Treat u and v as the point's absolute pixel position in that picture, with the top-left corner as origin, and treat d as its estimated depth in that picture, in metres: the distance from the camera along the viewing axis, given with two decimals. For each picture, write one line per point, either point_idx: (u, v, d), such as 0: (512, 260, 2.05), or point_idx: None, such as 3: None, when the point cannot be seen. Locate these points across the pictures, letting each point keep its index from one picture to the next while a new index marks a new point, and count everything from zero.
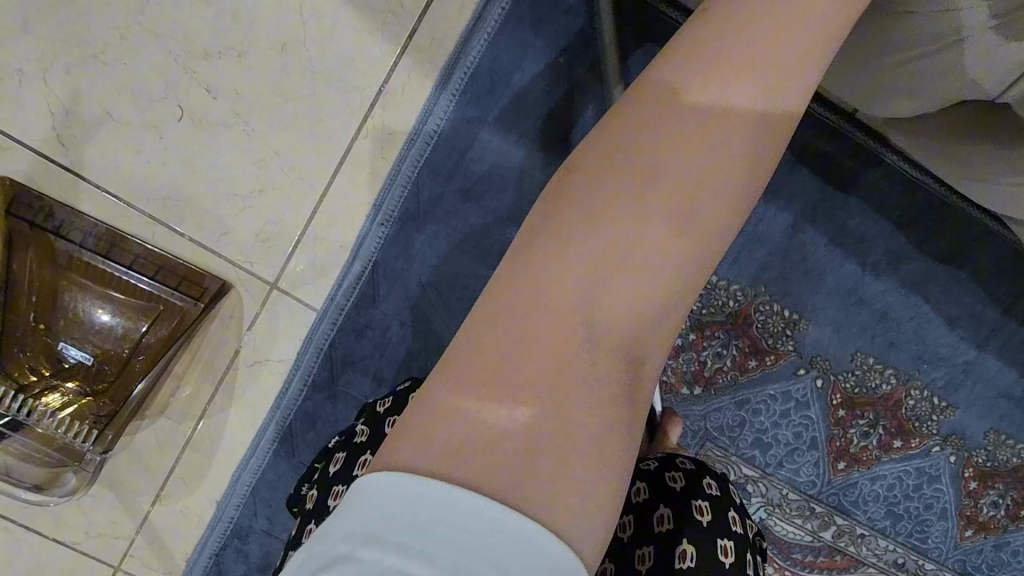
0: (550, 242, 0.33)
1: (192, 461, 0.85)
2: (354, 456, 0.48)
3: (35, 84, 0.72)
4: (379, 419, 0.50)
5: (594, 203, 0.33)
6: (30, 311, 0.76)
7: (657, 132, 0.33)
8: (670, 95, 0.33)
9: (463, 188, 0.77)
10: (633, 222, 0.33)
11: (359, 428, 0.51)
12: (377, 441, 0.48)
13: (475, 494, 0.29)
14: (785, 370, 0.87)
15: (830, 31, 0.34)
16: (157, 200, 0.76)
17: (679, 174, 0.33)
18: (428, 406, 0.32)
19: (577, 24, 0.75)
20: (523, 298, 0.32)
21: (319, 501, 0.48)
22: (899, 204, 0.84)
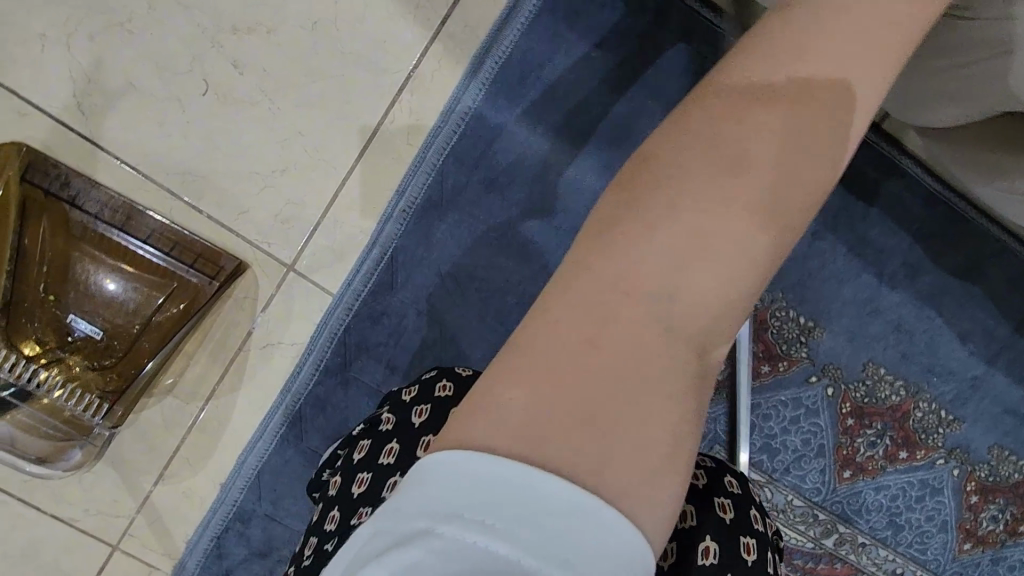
0: (616, 233, 0.33)
1: (197, 442, 0.83)
2: (379, 445, 0.49)
3: (59, 49, 0.70)
4: (405, 410, 0.51)
5: (677, 190, 0.32)
6: (40, 282, 0.74)
7: (729, 126, 0.33)
8: (742, 91, 0.33)
9: (488, 179, 0.77)
10: (702, 216, 0.32)
11: (383, 418, 0.52)
12: (403, 429, 0.49)
13: (554, 479, 0.28)
14: (796, 377, 0.87)
15: (905, 35, 0.34)
16: (177, 175, 0.75)
17: (749, 170, 0.32)
18: (505, 390, 0.31)
19: (611, 19, 0.74)
20: (585, 289, 0.32)
21: (342, 488, 0.48)
22: (919, 217, 0.84)
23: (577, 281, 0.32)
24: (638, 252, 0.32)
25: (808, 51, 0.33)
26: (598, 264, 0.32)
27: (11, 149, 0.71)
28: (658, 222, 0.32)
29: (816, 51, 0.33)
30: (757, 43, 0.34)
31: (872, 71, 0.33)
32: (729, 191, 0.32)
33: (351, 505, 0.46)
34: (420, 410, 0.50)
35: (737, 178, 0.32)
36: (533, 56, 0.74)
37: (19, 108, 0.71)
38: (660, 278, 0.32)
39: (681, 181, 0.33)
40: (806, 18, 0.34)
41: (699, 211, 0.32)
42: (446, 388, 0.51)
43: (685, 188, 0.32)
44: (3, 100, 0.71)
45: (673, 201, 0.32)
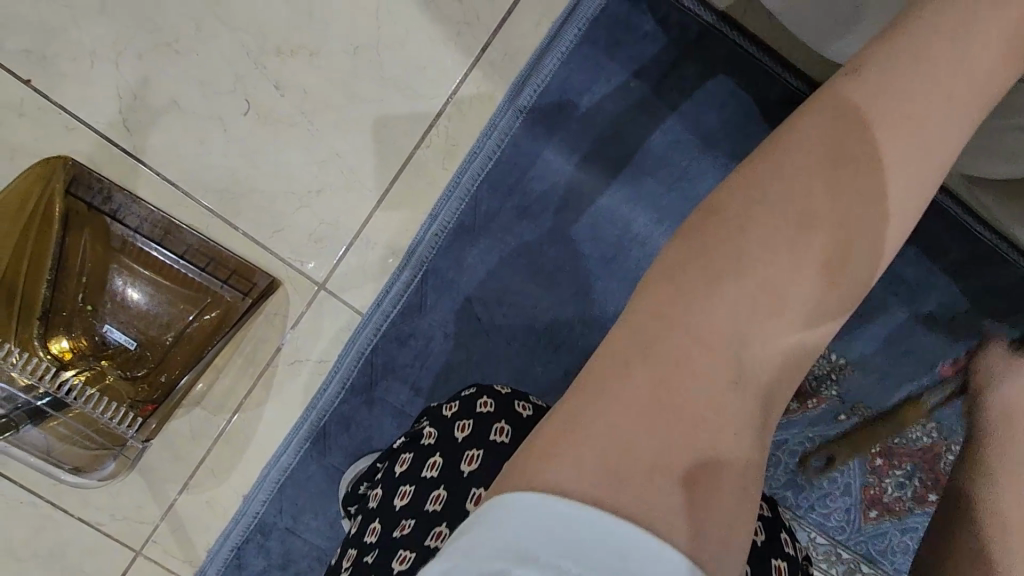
0: (677, 288, 0.32)
1: (223, 453, 0.84)
2: (421, 458, 0.48)
3: (107, 66, 0.72)
4: (447, 423, 0.49)
5: (749, 244, 0.32)
6: (79, 291, 0.76)
7: (798, 188, 0.32)
8: (811, 153, 0.33)
9: (521, 206, 0.77)
10: (767, 279, 0.32)
11: (426, 429, 0.50)
12: (446, 444, 0.47)
13: (631, 524, 0.27)
14: (825, 414, 0.85)
15: (980, 94, 0.34)
16: (216, 192, 0.76)
17: (816, 236, 0.32)
18: (572, 439, 0.30)
19: (652, 50, 0.74)
20: (648, 348, 0.31)
21: (384, 501, 0.48)
22: (960, 257, 0.82)
23: (636, 339, 0.32)
24: (700, 313, 0.32)
25: (884, 111, 0.32)
26: (659, 323, 0.32)
27: (57, 163, 0.72)
28: (722, 283, 0.32)
29: (891, 112, 0.32)
30: (828, 101, 0.33)
31: (949, 133, 0.33)
32: (796, 256, 0.32)
33: (392, 519, 0.45)
34: (464, 424, 0.47)
35: (804, 242, 0.32)
36: (572, 85, 0.74)
37: (66, 122, 0.72)
38: (723, 340, 0.32)
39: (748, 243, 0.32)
40: (880, 77, 0.33)
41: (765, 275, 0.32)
42: (488, 404, 0.48)
43: (750, 250, 0.32)
44: (51, 114, 0.72)
45: (738, 262, 0.32)
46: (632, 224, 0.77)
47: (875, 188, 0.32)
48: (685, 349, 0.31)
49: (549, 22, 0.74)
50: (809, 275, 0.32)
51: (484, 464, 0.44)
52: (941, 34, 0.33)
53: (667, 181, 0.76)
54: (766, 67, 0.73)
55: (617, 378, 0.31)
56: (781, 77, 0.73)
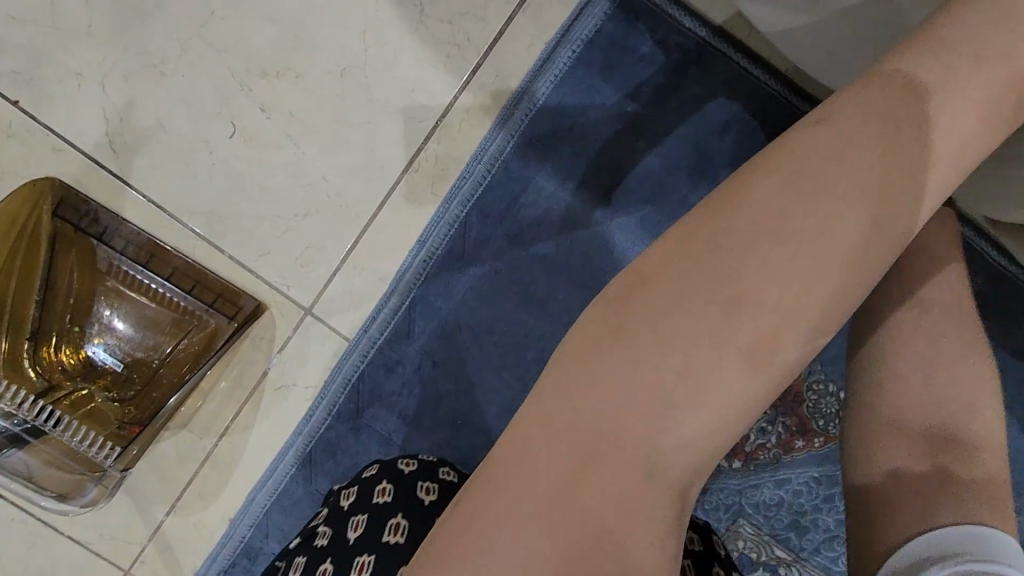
0: (616, 357, 0.32)
1: (209, 476, 0.83)
2: (341, 528, 0.45)
3: (95, 88, 0.71)
4: (368, 489, 0.48)
5: (687, 314, 0.31)
6: (66, 312, 0.75)
7: (737, 255, 0.31)
8: (754, 217, 0.32)
9: (512, 232, 0.74)
10: (700, 350, 0.31)
11: (344, 497, 0.48)
12: (337, 545, 0.44)
13: None
14: (832, 452, 0.81)
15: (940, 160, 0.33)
16: (203, 215, 0.74)
17: (754, 306, 0.31)
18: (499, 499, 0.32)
19: (650, 71, 0.70)
20: (575, 414, 0.32)
21: None
22: (981, 292, 0.77)
23: (565, 403, 0.32)
24: (629, 380, 0.32)
25: (825, 178, 0.32)
26: (587, 389, 0.32)
27: (44, 185, 0.72)
28: (653, 352, 0.31)
29: (834, 180, 0.32)
30: (774, 162, 0.33)
31: (893, 203, 0.32)
32: (733, 327, 0.31)
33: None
34: (385, 489, 0.47)
35: (740, 311, 0.31)
36: (566, 108, 0.72)
37: (54, 144, 0.72)
38: (652, 410, 0.31)
39: (682, 311, 0.31)
40: (826, 143, 0.32)
41: (698, 345, 0.31)
42: (386, 493, 0.46)
43: (685, 319, 0.31)
44: (39, 136, 0.72)
45: (671, 331, 0.31)
46: (628, 253, 0.73)
47: (818, 258, 0.31)
48: (611, 416, 0.32)
49: (542, 43, 0.71)
50: (747, 347, 0.31)
51: (375, 569, 0.41)
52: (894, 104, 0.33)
53: (666, 208, 0.72)
54: (771, 90, 0.69)
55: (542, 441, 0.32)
56: (787, 101, 0.70)
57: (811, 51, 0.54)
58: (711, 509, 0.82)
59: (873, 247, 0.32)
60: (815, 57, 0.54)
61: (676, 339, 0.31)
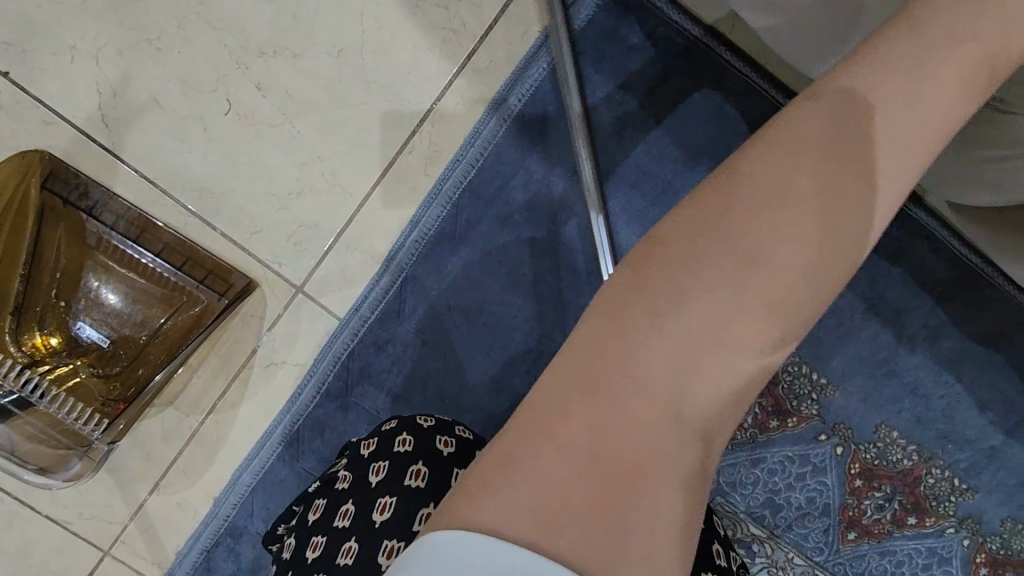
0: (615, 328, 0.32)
1: (195, 454, 0.83)
2: (364, 471, 0.49)
3: (88, 63, 0.71)
4: (388, 435, 0.50)
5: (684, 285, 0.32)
6: (53, 286, 0.75)
7: (738, 227, 0.32)
8: (760, 186, 0.32)
9: (501, 215, 0.76)
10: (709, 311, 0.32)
11: (365, 443, 0.51)
12: (361, 490, 0.48)
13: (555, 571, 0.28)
14: (804, 432, 0.85)
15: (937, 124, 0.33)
16: (195, 191, 0.75)
17: (754, 274, 0.32)
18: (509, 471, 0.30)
19: (638, 62, 0.73)
20: (574, 389, 0.31)
21: (328, 516, 0.48)
22: (943, 280, 0.82)
23: (573, 371, 0.32)
24: (634, 345, 0.32)
25: (827, 149, 0.32)
26: (598, 357, 0.32)
27: (33, 158, 0.71)
28: (661, 317, 0.32)
29: (835, 151, 0.32)
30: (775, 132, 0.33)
31: (897, 170, 0.32)
32: (744, 290, 0.32)
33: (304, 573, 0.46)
34: (405, 439, 0.49)
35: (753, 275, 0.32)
36: (557, 96, 0.74)
37: (45, 116, 0.72)
38: (660, 372, 0.32)
39: (688, 277, 0.32)
40: (827, 115, 0.32)
41: (705, 308, 0.32)
42: (406, 444, 0.49)
43: (692, 284, 0.32)
44: (30, 109, 0.72)
45: (679, 296, 0.32)
46: (615, 237, 0.76)
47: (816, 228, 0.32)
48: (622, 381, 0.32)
49: (535, 32, 0.73)
50: (759, 309, 0.32)
51: (397, 511, 0.46)
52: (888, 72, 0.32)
53: (651, 194, 0.75)
54: (753, 83, 0.73)
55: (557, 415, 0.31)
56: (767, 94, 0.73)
57: (789, 42, 0.57)
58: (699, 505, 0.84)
59: (874, 213, 0.33)
60: (793, 47, 0.58)
61: (684, 304, 0.32)
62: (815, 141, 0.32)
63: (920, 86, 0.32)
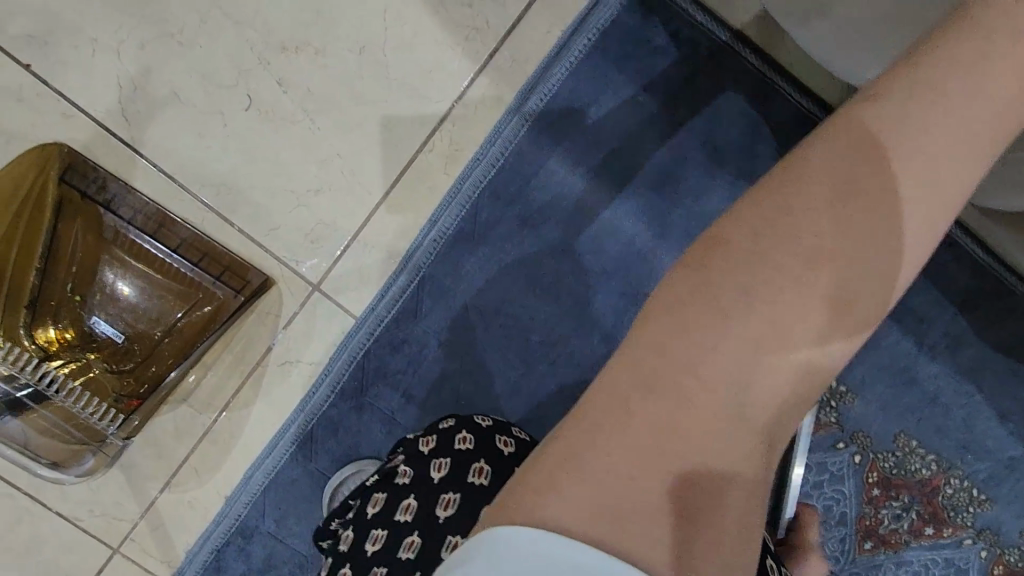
0: (672, 329, 0.32)
1: (206, 452, 0.82)
2: (424, 466, 0.50)
3: (109, 56, 0.71)
4: (448, 433, 0.52)
5: (743, 288, 0.32)
6: (69, 281, 0.74)
7: (798, 229, 0.31)
8: (819, 190, 0.32)
9: (521, 216, 0.76)
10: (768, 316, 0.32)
11: (424, 441, 0.53)
12: (421, 485, 0.49)
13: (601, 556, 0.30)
14: (822, 440, 0.84)
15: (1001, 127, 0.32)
16: (214, 187, 0.74)
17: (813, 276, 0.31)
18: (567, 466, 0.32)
19: (662, 64, 0.73)
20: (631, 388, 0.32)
21: (390, 509, 0.49)
22: (964, 288, 0.81)
23: (630, 372, 0.32)
24: (689, 347, 0.32)
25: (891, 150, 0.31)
26: (651, 358, 0.32)
27: (53, 150, 0.71)
28: (718, 321, 0.32)
29: (899, 153, 0.31)
30: (832, 138, 0.32)
31: (963, 171, 0.32)
32: (803, 293, 0.31)
33: (364, 566, 0.47)
34: (465, 437, 0.51)
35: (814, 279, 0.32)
36: (579, 96, 0.74)
37: (64, 110, 0.71)
38: (714, 374, 0.32)
39: (744, 279, 0.32)
40: (888, 118, 0.32)
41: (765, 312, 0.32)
42: (466, 441, 0.51)
43: (752, 288, 0.32)
44: (50, 101, 0.71)
45: (735, 300, 0.32)
46: (635, 240, 0.75)
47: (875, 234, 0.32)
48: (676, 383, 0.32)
49: (559, 32, 0.73)
50: (820, 312, 0.32)
51: (461, 505, 0.46)
52: (954, 75, 0.32)
53: (671, 197, 0.74)
54: (777, 86, 0.72)
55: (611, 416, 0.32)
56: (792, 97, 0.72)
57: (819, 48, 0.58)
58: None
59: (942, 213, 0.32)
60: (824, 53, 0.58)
61: (742, 308, 0.32)
62: (877, 144, 0.32)
63: (978, 88, 0.32)
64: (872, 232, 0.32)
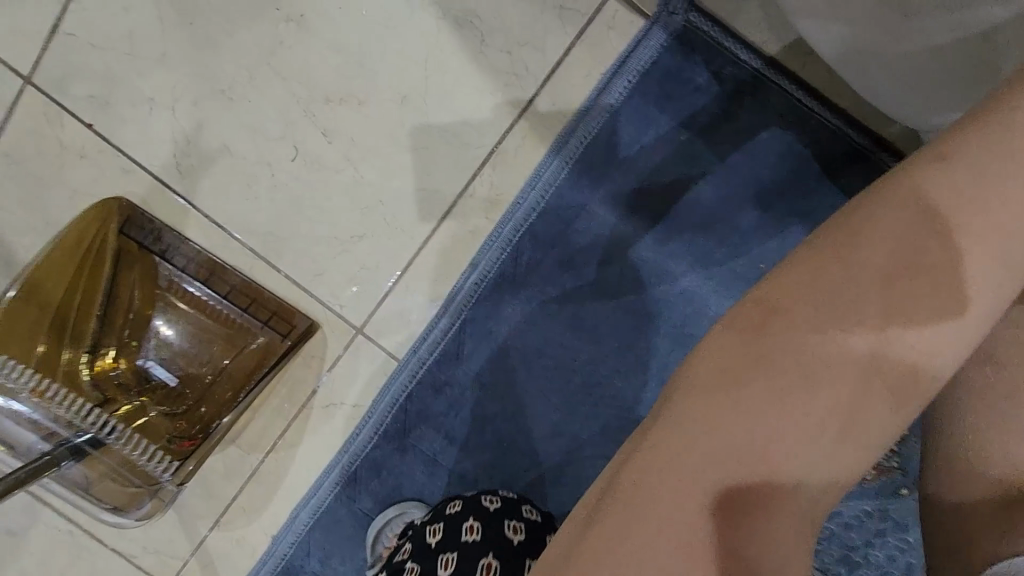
0: (728, 383, 0.34)
1: (253, 492, 0.83)
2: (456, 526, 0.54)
3: (165, 113, 0.74)
4: (477, 500, 0.57)
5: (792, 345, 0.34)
6: (126, 328, 0.77)
7: (843, 290, 0.34)
8: (889, 252, 0.34)
9: (563, 256, 0.75)
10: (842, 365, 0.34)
11: (454, 504, 0.57)
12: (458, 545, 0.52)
13: None
14: (882, 485, 0.79)
15: None
16: (262, 235, 0.76)
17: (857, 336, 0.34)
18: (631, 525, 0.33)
19: (703, 102, 0.72)
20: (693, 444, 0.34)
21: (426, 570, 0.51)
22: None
23: (690, 426, 0.34)
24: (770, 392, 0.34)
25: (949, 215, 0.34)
26: (735, 402, 0.34)
27: (113, 204, 0.75)
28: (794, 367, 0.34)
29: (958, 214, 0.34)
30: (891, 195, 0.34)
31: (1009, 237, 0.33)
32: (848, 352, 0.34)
33: None
34: (493, 500, 0.57)
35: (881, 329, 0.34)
36: (619, 137, 0.73)
37: (124, 165, 0.75)
38: (794, 426, 0.34)
39: (814, 329, 0.34)
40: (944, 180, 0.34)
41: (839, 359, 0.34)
42: (493, 503, 0.57)
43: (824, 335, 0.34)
44: (111, 158, 0.75)
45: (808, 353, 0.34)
46: (679, 281, 0.74)
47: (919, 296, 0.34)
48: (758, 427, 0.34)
49: (599, 72, 0.72)
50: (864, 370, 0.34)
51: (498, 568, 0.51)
52: (1001, 146, 0.33)
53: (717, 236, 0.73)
54: (823, 120, 0.70)
55: (691, 461, 0.33)
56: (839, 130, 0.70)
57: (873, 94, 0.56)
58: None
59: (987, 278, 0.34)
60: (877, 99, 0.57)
61: (815, 360, 0.34)
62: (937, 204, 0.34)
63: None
64: (942, 289, 0.34)
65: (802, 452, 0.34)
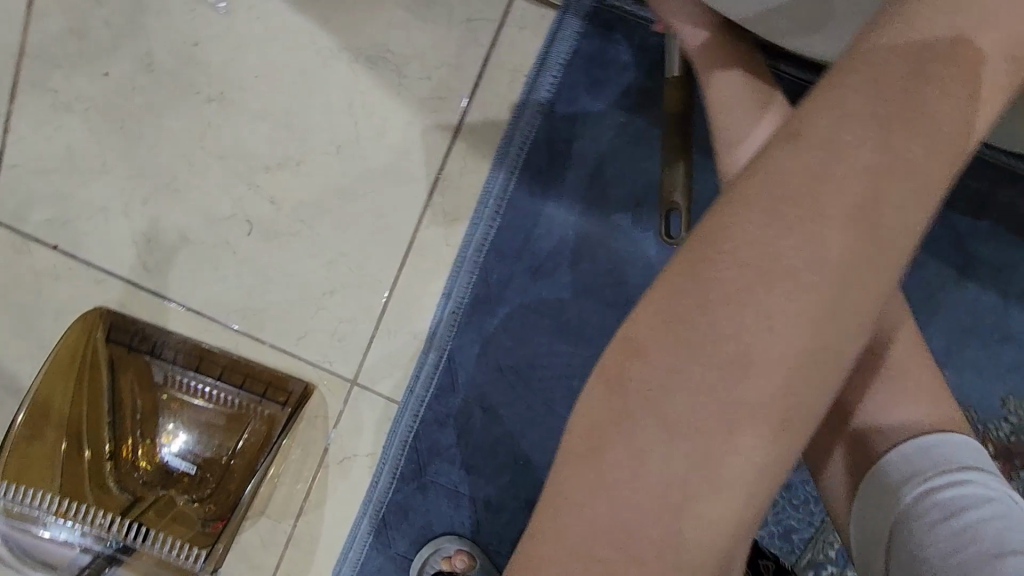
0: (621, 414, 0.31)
1: (292, 559, 0.84)
2: None
3: (120, 218, 0.76)
4: None
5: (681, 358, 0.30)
6: (136, 427, 0.80)
7: (720, 288, 0.31)
8: (833, 164, 0.31)
9: (532, 265, 0.74)
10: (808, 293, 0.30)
11: None
12: None
13: None
14: None
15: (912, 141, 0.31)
16: (239, 312, 0.78)
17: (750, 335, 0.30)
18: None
19: (634, 80, 0.69)
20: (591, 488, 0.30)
21: None
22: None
23: (585, 470, 0.30)
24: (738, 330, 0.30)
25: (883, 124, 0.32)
26: (703, 344, 0.30)
27: (94, 318, 0.76)
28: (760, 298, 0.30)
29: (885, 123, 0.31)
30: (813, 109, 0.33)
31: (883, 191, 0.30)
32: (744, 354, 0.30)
33: None
34: None
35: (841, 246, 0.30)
36: (559, 135, 0.71)
37: (95, 276, 0.77)
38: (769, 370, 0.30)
39: (773, 253, 0.30)
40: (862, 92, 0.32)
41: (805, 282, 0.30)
42: None
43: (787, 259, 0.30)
44: (82, 272, 0.77)
45: (772, 279, 0.30)
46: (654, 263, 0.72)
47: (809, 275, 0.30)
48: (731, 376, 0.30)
49: (523, 75, 0.70)
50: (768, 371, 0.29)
51: None
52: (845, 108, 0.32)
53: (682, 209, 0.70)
54: None
55: (664, 424, 0.30)
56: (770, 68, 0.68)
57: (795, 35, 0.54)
58: (772, 542, 0.76)
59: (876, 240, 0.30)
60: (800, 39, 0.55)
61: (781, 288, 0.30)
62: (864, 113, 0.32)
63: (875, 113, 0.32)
64: (894, 197, 0.31)
65: (756, 433, 0.30)
